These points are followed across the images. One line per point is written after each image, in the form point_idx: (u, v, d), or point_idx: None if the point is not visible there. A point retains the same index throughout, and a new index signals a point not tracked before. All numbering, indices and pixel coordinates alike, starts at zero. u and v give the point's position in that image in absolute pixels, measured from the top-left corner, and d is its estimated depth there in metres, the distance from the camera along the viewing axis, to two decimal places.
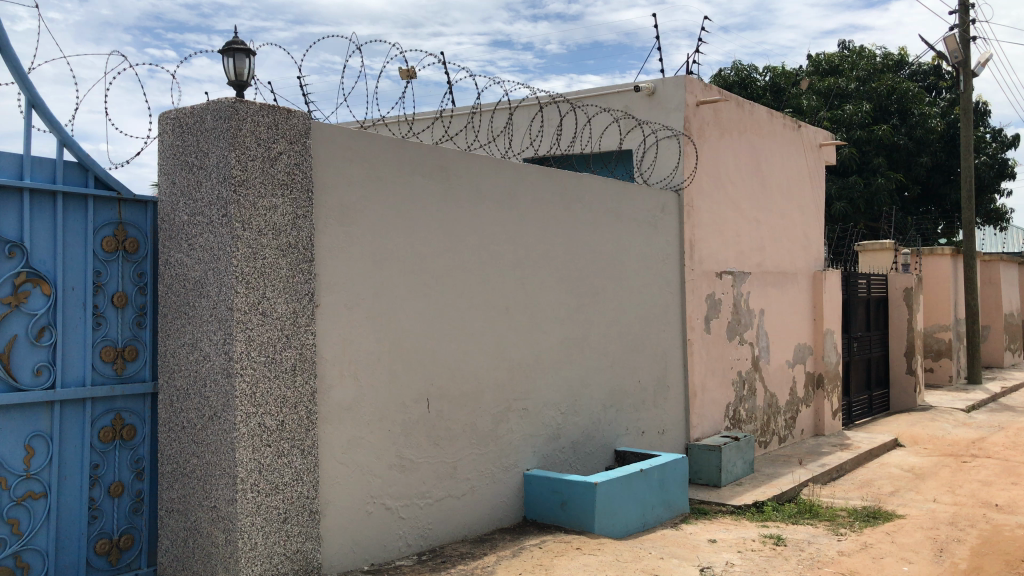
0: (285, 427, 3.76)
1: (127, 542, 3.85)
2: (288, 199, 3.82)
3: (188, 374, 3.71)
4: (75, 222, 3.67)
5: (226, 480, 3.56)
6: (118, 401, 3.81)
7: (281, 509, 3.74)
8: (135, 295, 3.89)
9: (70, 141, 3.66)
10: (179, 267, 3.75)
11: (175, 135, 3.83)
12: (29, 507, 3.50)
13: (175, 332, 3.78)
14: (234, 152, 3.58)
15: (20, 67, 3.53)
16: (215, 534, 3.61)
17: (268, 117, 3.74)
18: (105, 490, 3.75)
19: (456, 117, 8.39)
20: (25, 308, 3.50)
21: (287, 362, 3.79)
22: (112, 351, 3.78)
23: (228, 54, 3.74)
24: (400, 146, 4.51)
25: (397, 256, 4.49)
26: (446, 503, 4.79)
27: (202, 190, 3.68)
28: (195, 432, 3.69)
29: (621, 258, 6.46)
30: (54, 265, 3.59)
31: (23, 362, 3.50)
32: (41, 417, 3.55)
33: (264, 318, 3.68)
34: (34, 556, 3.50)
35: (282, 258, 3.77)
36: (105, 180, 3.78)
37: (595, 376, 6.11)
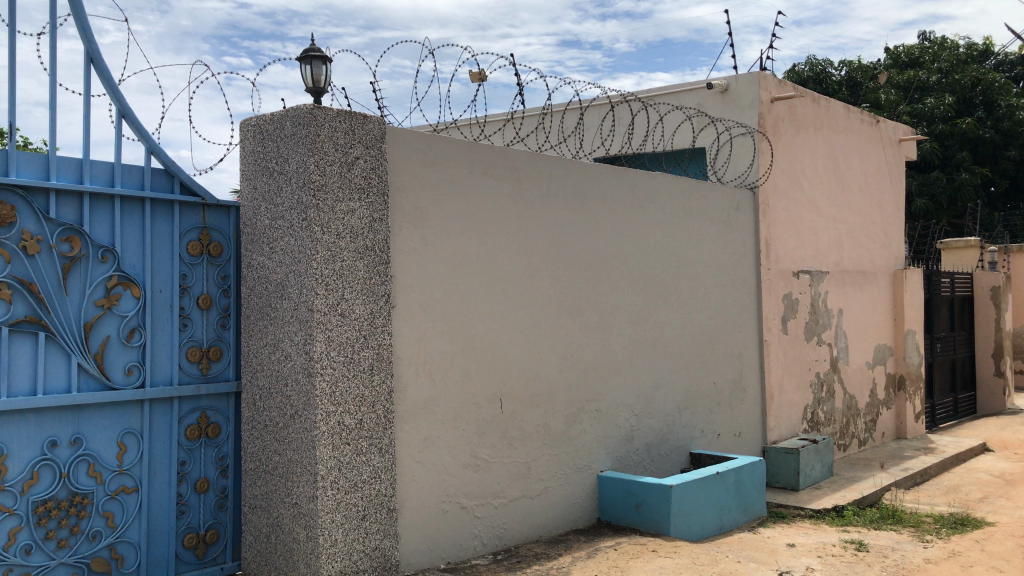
0: (363, 426, 3.83)
1: (213, 536, 3.97)
2: (364, 203, 3.88)
3: (270, 373, 3.81)
4: (163, 227, 3.81)
5: (307, 477, 3.64)
6: (204, 400, 3.94)
7: (361, 506, 3.81)
8: (219, 297, 4.01)
9: (157, 149, 3.80)
10: (261, 270, 3.86)
11: (256, 142, 3.94)
12: (122, 501, 3.65)
13: (257, 332, 3.89)
14: (313, 157, 3.66)
15: (112, 79, 3.69)
16: (296, 530, 3.70)
17: (346, 122, 3.82)
18: (191, 486, 3.89)
19: (527, 119, 8.43)
20: (116, 310, 3.64)
21: (364, 361, 3.85)
22: (198, 351, 3.91)
23: (306, 62, 3.83)
24: (474, 149, 4.55)
25: (471, 257, 4.53)
26: (521, 503, 4.81)
27: (282, 195, 3.78)
28: (277, 430, 3.78)
29: (694, 258, 6.39)
30: (144, 268, 3.73)
31: (115, 361, 3.65)
32: (132, 415, 3.69)
33: (343, 319, 3.75)
34: (127, 548, 3.67)
35: (359, 261, 3.84)
36: (190, 186, 3.90)
37: (669, 378, 6.06)
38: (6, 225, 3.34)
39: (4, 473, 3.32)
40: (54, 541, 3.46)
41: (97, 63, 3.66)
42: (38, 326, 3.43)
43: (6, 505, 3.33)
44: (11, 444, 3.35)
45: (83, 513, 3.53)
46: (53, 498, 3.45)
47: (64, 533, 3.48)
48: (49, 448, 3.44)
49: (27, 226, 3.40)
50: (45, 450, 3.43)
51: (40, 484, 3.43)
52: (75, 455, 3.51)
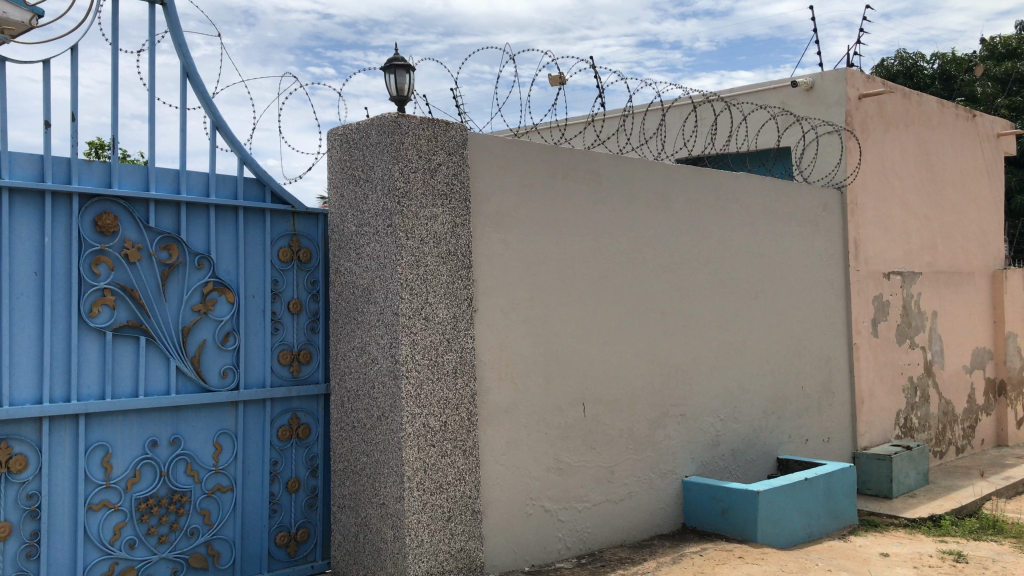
0: (448, 428, 3.88)
1: (304, 535, 4.08)
2: (447, 209, 3.94)
3: (357, 376, 3.90)
4: (255, 235, 3.94)
5: (394, 478, 3.71)
6: (295, 402, 4.05)
7: (446, 508, 3.86)
8: (308, 301, 4.12)
9: (249, 159, 3.93)
10: (348, 275, 3.95)
11: (342, 151, 4.04)
12: (218, 499, 3.79)
13: (345, 336, 3.98)
14: (397, 165, 3.73)
15: (206, 92, 3.84)
16: (384, 530, 3.77)
17: (428, 129, 3.88)
18: (283, 486, 4.00)
19: (609, 121, 8.42)
20: (212, 314, 3.79)
21: (449, 364, 3.90)
22: (289, 355, 4.03)
23: (390, 71, 3.91)
24: (554, 152, 4.57)
25: (552, 260, 4.54)
26: (604, 507, 4.80)
27: (368, 202, 3.86)
28: (365, 432, 3.86)
29: (780, 260, 6.27)
30: (237, 275, 3.86)
31: (211, 364, 3.79)
32: (227, 416, 3.83)
33: (427, 323, 3.81)
34: (222, 545, 3.81)
35: (443, 265, 3.90)
36: (281, 195, 4.02)
37: (755, 382, 5.96)
38: (110, 234, 3.51)
39: (109, 471, 3.48)
40: (155, 537, 3.61)
41: (192, 77, 3.82)
42: (139, 330, 3.58)
43: (110, 502, 3.49)
44: (115, 443, 3.51)
45: (181, 511, 3.68)
46: (154, 495, 3.61)
47: (164, 529, 3.64)
48: (150, 447, 3.59)
49: (129, 234, 3.56)
50: (147, 449, 3.58)
51: (141, 482, 3.58)
52: (174, 455, 3.66)
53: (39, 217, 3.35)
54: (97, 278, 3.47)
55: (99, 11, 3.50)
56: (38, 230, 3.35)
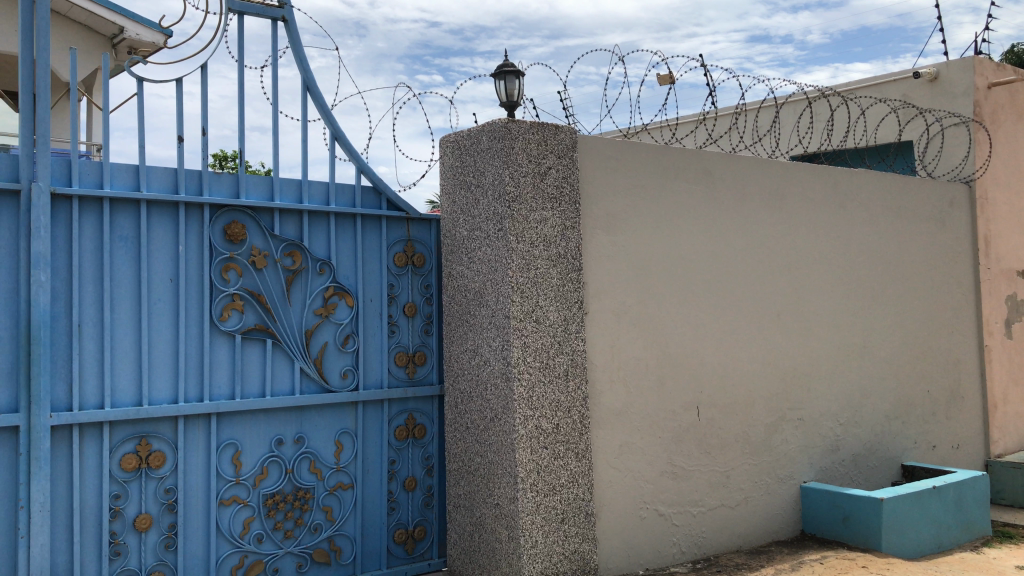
0: (560, 431, 3.90)
1: (421, 533, 4.19)
2: (557, 212, 3.95)
3: (471, 378, 3.96)
4: (372, 241, 4.07)
5: (507, 479, 3.75)
6: (411, 402, 4.16)
7: (560, 509, 3.88)
8: (423, 305, 4.23)
9: (366, 168, 4.06)
10: (461, 279, 4.02)
11: (454, 157, 4.11)
12: (340, 496, 3.93)
13: (458, 338, 4.06)
14: (507, 170, 3.77)
15: (326, 105, 3.98)
16: (499, 530, 3.81)
17: (538, 133, 3.90)
18: (401, 485, 4.13)
19: (720, 119, 8.28)
20: (332, 318, 3.93)
21: (560, 367, 3.92)
22: (405, 356, 4.15)
23: (501, 77, 3.96)
24: (666, 153, 4.53)
25: (664, 262, 4.51)
26: (720, 512, 4.72)
27: (480, 207, 3.92)
28: (479, 433, 3.92)
29: (903, 259, 6.02)
30: (356, 279, 4.00)
31: (332, 366, 3.93)
32: (347, 416, 3.97)
33: (539, 326, 3.83)
34: (344, 540, 3.95)
35: (554, 268, 3.91)
36: (396, 202, 4.14)
37: (877, 385, 5.74)
38: (238, 242, 3.68)
39: (239, 468, 3.66)
40: (281, 532, 3.77)
41: (313, 90, 3.97)
42: (266, 333, 3.75)
43: (240, 497, 3.66)
44: (244, 441, 3.68)
45: (306, 507, 3.83)
46: (280, 491, 3.76)
47: (290, 524, 3.79)
48: (276, 445, 3.76)
49: (256, 242, 3.73)
50: (273, 448, 3.75)
51: (268, 479, 3.75)
52: (298, 452, 3.81)
53: (173, 226, 3.54)
54: (227, 284, 3.65)
55: (226, 31, 3.68)
56: (173, 239, 3.54)
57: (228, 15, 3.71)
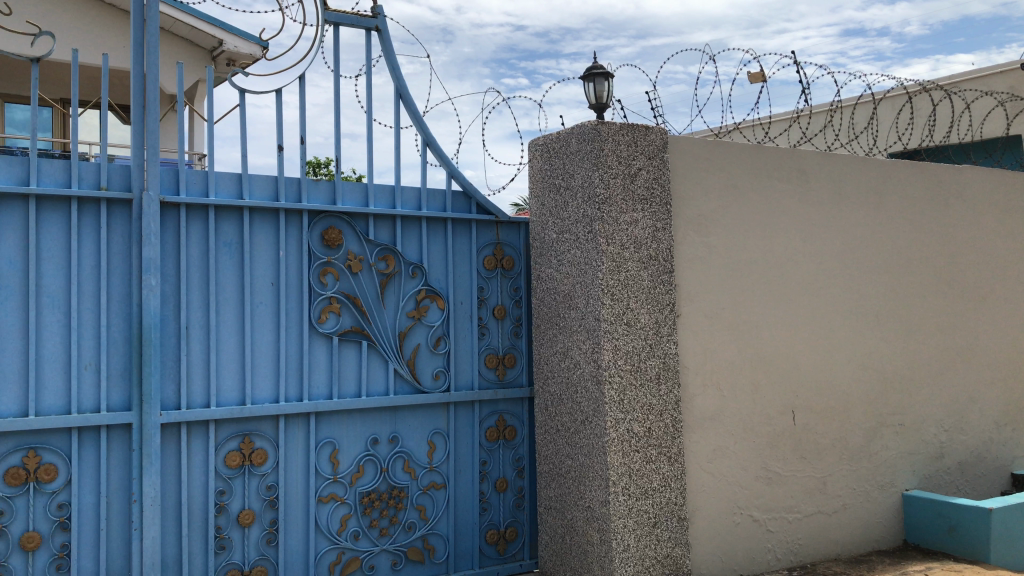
0: (652, 435, 3.87)
1: (513, 534, 4.22)
2: (648, 213, 3.92)
3: (561, 380, 3.97)
4: (462, 244, 4.13)
5: (599, 482, 3.74)
6: (501, 404, 4.21)
7: (652, 513, 3.85)
8: (513, 307, 4.27)
9: (457, 173, 4.12)
10: (551, 281, 4.04)
11: (543, 160, 4.13)
12: (433, 496, 4.01)
13: (548, 341, 4.07)
14: (597, 172, 3.76)
15: (418, 112, 4.06)
16: (590, 533, 3.81)
17: (628, 135, 3.87)
18: (492, 485, 4.18)
19: (816, 116, 8.08)
20: (425, 320, 4.00)
21: (652, 370, 3.89)
22: (495, 359, 4.19)
23: (590, 80, 3.96)
24: (759, 152, 4.44)
25: (757, 263, 4.42)
26: (818, 520, 4.61)
27: (569, 209, 3.93)
28: (569, 435, 3.93)
29: (1012, 258, 5.76)
30: (447, 282, 4.06)
31: (425, 367, 4.01)
32: (439, 416, 4.04)
33: (630, 329, 3.82)
34: (437, 539, 4.03)
35: (645, 270, 3.89)
36: (486, 206, 4.18)
37: (985, 390, 5.51)
38: (335, 247, 3.78)
39: (336, 466, 3.76)
40: (376, 530, 3.86)
41: (405, 97, 4.05)
42: (361, 335, 3.84)
43: (338, 495, 3.76)
44: (341, 440, 3.78)
45: (400, 505, 3.92)
46: (376, 490, 3.86)
47: (385, 522, 3.88)
48: (372, 444, 3.85)
49: (352, 247, 3.83)
50: (368, 447, 3.84)
51: (364, 477, 3.84)
52: (392, 452, 3.90)
53: (274, 232, 3.66)
54: (324, 287, 3.76)
55: (322, 42, 3.79)
56: (274, 244, 3.66)
57: (324, 26, 3.82)
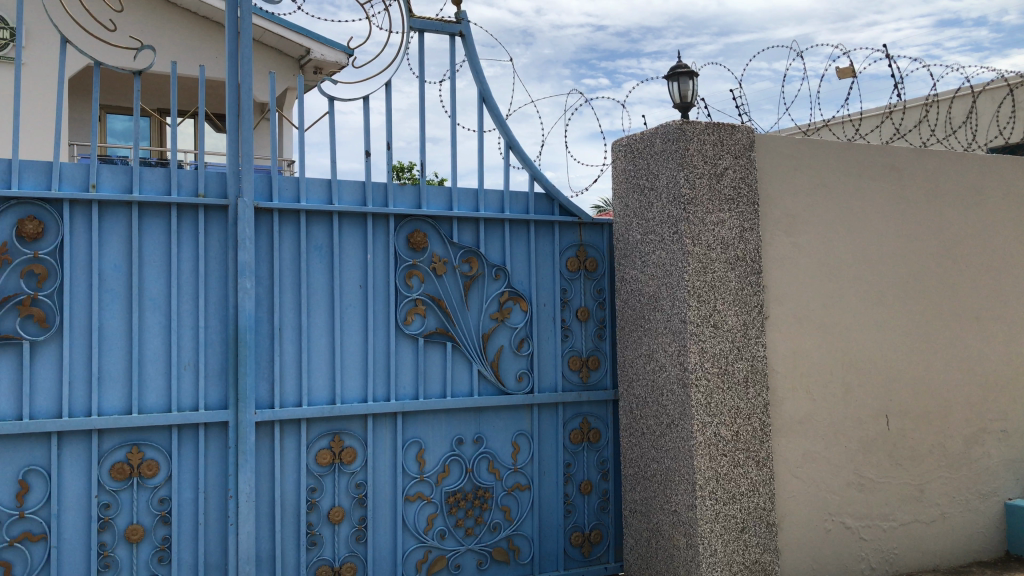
0: (740, 438, 3.80)
1: (597, 536, 4.21)
2: (735, 213, 3.86)
3: (646, 382, 3.95)
4: (546, 246, 4.14)
5: (685, 486, 3.70)
6: (585, 406, 4.20)
7: (740, 518, 3.79)
8: (596, 309, 4.26)
9: (540, 175, 4.13)
10: (635, 283, 4.01)
11: (627, 160, 4.10)
12: (517, 497, 4.03)
13: (633, 343, 4.05)
14: (682, 172, 3.72)
15: (501, 115, 4.08)
16: (677, 537, 3.77)
17: (714, 134, 3.82)
18: (577, 488, 4.17)
19: (910, 111, 7.82)
20: (508, 322, 4.02)
21: (739, 373, 3.82)
22: (578, 361, 4.19)
23: (673, 79, 3.92)
24: (850, 149, 4.32)
25: (849, 264, 4.30)
26: (914, 528, 4.46)
27: (654, 210, 3.89)
28: (655, 438, 3.90)
29: None
30: (530, 284, 4.08)
31: (508, 369, 4.03)
32: (524, 418, 4.06)
33: (717, 330, 3.76)
34: (522, 540, 4.05)
35: (732, 271, 3.83)
36: (569, 208, 4.17)
37: None
38: (420, 250, 3.84)
39: (423, 465, 3.82)
40: (462, 529, 3.91)
41: (488, 101, 4.08)
42: (446, 336, 3.89)
43: (424, 494, 3.82)
44: (427, 440, 3.84)
45: (486, 506, 3.95)
46: (461, 490, 3.90)
47: (470, 522, 3.92)
48: (457, 445, 3.89)
49: (436, 249, 3.88)
50: (454, 447, 3.89)
51: (450, 477, 3.89)
52: (477, 452, 3.94)
53: (362, 236, 3.74)
54: (410, 289, 3.82)
55: (407, 49, 3.85)
56: (362, 248, 3.74)
57: (409, 33, 3.88)
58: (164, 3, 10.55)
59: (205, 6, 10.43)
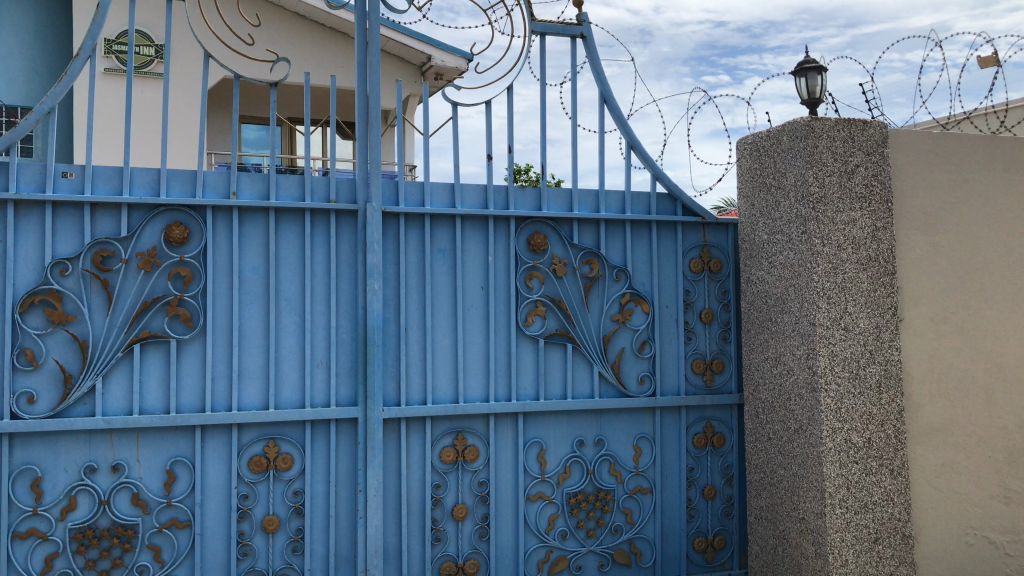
0: (873, 446, 3.65)
1: (721, 542, 4.14)
2: (867, 212, 3.71)
3: (773, 386, 3.85)
4: (668, 247, 4.10)
5: (814, 494, 3.59)
6: (709, 410, 4.13)
7: (873, 528, 3.64)
8: (721, 311, 4.19)
9: (662, 175, 4.09)
10: (762, 284, 3.92)
11: (752, 158, 4.01)
12: (639, 500, 4.01)
13: (758, 346, 3.96)
14: (811, 170, 3.61)
15: (622, 115, 4.07)
16: (804, 546, 3.66)
17: (845, 130, 3.69)
18: (700, 492, 4.11)
19: None
20: (629, 324, 4.00)
21: (872, 377, 3.67)
22: (702, 364, 4.13)
23: (801, 75, 3.81)
24: (995, 143, 4.08)
25: (992, 264, 4.07)
26: None
27: (781, 210, 3.80)
28: (782, 443, 3.80)
29: None
30: (652, 286, 4.04)
31: (630, 371, 4.01)
32: (645, 420, 4.03)
33: (848, 333, 3.63)
34: (644, 543, 4.02)
35: (864, 272, 3.68)
36: (692, 208, 4.11)
37: None
38: (541, 251, 3.87)
39: (544, 466, 3.84)
40: (584, 530, 3.91)
41: (609, 101, 4.07)
42: (567, 338, 3.90)
43: (546, 494, 3.85)
44: (548, 440, 3.87)
45: (607, 508, 3.95)
46: (583, 491, 3.91)
47: (592, 524, 3.93)
48: (578, 446, 3.90)
49: (557, 251, 3.90)
50: (575, 448, 3.90)
51: (572, 478, 3.90)
52: (599, 455, 3.93)
53: (484, 238, 3.80)
54: (531, 290, 3.85)
55: (529, 52, 3.88)
56: (483, 250, 3.80)
57: (532, 37, 3.92)
58: (296, 16, 11.00)
59: (333, 18, 10.82)
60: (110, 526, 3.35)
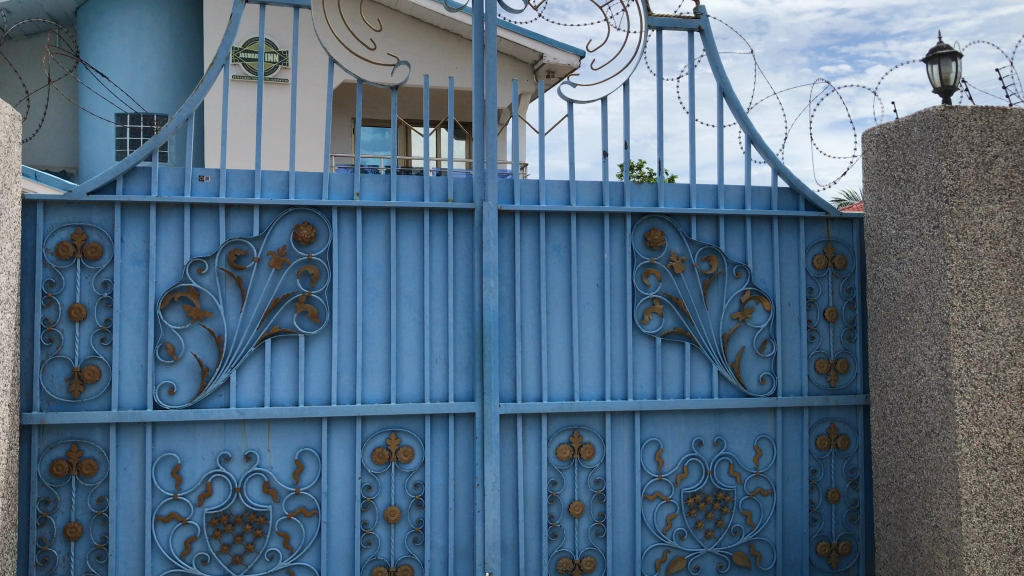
0: (1014, 452, 3.45)
1: (846, 547, 4.00)
2: (1008, 205, 3.50)
3: (902, 388, 3.70)
4: (790, 244, 3.99)
5: (948, 500, 3.43)
6: (833, 411, 4.01)
7: (1014, 539, 3.44)
8: (846, 309, 4.05)
9: (783, 169, 3.99)
10: (890, 281, 3.77)
11: (879, 150, 3.86)
12: (759, 501, 3.93)
13: (886, 346, 3.81)
14: (944, 162, 3.45)
15: (741, 108, 3.98)
16: (938, 554, 3.51)
17: (982, 119, 3.49)
18: (823, 495, 4.00)
19: None
20: (750, 322, 3.92)
21: (1013, 380, 3.47)
22: (826, 363, 4.01)
23: (934, 61, 3.62)
24: None
25: None
26: None
27: (910, 204, 3.64)
28: (912, 447, 3.65)
29: None
30: (773, 283, 3.95)
31: (751, 370, 3.93)
32: (766, 421, 3.94)
33: (985, 333, 3.45)
34: (764, 546, 3.93)
35: (1004, 268, 3.48)
36: (815, 203, 3.99)
37: None
38: (658, 248, 3.84)
39: (662, 465, 3.81)
40: (702, 531, 3.86)
41: (728, 95, 4.00)
42: (685, 336, 3.86)
43: (663, 494, 3.81)
44: (665, 439, 3.83)
45: (726, 509, 3.88)
46: (701, 492, 3.86)
47: (710, 524, 3.87)
48: (696, 446, 3.85)
49: (674, 249, 3.86)
50: (693, 448, 3.85)
51: (690, 478, 3.86)
52: (717, 455, 3.87)
53: (599, 235, 3.80)
54: (647, 288, 3.83)
55: (645, 47, 3.86)
56: (599, 248, 3.80)
57: (648, 32, 3.88)
58: (412, 19, 11.23)
59: (447, 19, 10.98)
60: (243, 513, 3.52)
